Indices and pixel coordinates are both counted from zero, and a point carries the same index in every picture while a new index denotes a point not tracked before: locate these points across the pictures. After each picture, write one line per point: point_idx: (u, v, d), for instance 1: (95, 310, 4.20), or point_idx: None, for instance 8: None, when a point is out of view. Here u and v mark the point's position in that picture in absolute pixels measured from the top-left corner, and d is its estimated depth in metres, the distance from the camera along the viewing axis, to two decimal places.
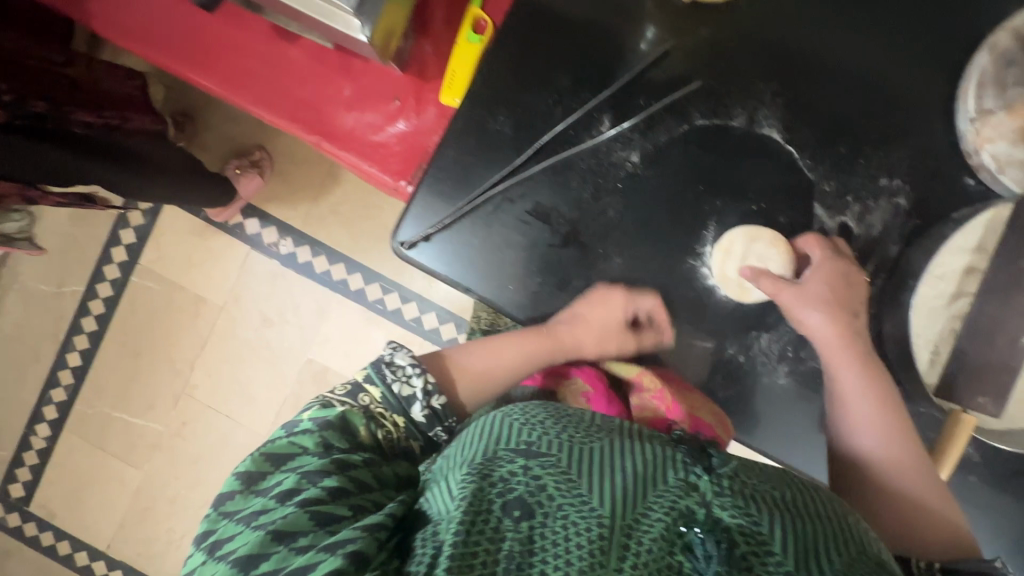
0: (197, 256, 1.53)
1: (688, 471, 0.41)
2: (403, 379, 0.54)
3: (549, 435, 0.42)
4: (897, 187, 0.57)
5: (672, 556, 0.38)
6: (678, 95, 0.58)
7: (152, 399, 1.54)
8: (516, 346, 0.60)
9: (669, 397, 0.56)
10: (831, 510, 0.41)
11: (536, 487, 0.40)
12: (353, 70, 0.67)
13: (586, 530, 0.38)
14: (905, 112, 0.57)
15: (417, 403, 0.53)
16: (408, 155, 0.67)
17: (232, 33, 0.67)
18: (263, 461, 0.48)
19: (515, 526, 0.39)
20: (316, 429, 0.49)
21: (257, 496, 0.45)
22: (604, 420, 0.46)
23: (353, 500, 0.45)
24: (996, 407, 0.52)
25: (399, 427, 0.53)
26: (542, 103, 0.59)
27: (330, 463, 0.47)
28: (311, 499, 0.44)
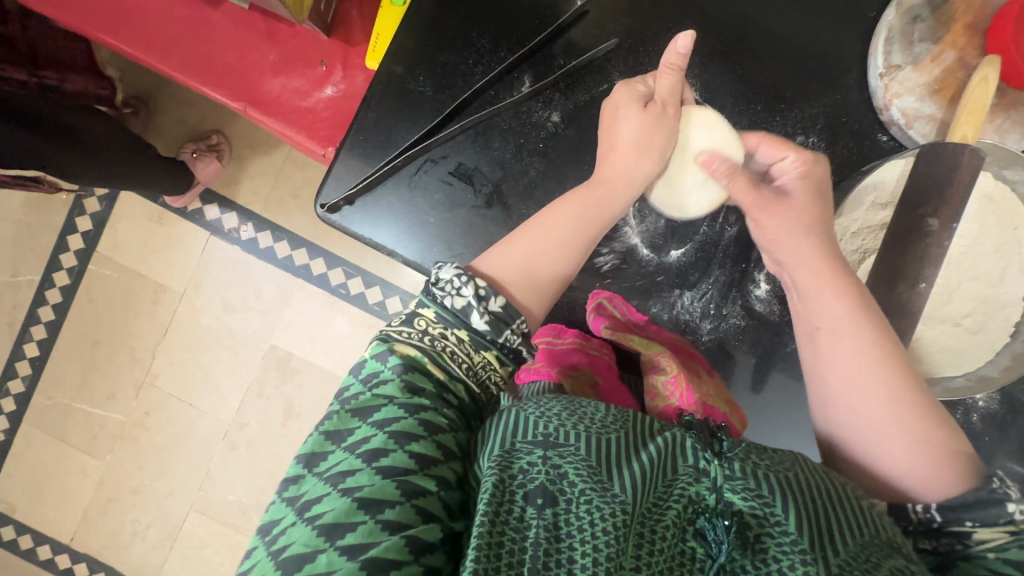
0: (157, 243, 1.51)
1: (700, 457, 0.39)
2: (454, 293, 0.48)
3: (566, 425, 0.40)
4: (813, 144, 0.58)
5: (686, 543, 0.37)
6: (596, 53, 0.59)
7: (113, 389, 1.52)
8: (563, 215, 0.53)
9: (685, 385, 0.52)
10: (844, 493, 0.39)
11: (557, 475, 0.38)
12: (278, 36, 0.66)
13: (610, 518, 0.36)
14: (820, 69, 0.58)
15: (473, 313, 0.47)
16: (335, 121, 0.67)
17: (156, 1, 0.66)
18: (348, 413, 0.44)
19: (540, 514, 0.36)
20: (396, 375, 0.44)
21: (336, 451, 0.42)
22: (618, 411, 0.44)
23: (440, 472, 0.41)
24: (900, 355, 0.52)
25: (464, 341, 0.48)
26: (463, 64, 0.59)
27: (418, 423, 0.42)
28: (398, 468, 0.40)
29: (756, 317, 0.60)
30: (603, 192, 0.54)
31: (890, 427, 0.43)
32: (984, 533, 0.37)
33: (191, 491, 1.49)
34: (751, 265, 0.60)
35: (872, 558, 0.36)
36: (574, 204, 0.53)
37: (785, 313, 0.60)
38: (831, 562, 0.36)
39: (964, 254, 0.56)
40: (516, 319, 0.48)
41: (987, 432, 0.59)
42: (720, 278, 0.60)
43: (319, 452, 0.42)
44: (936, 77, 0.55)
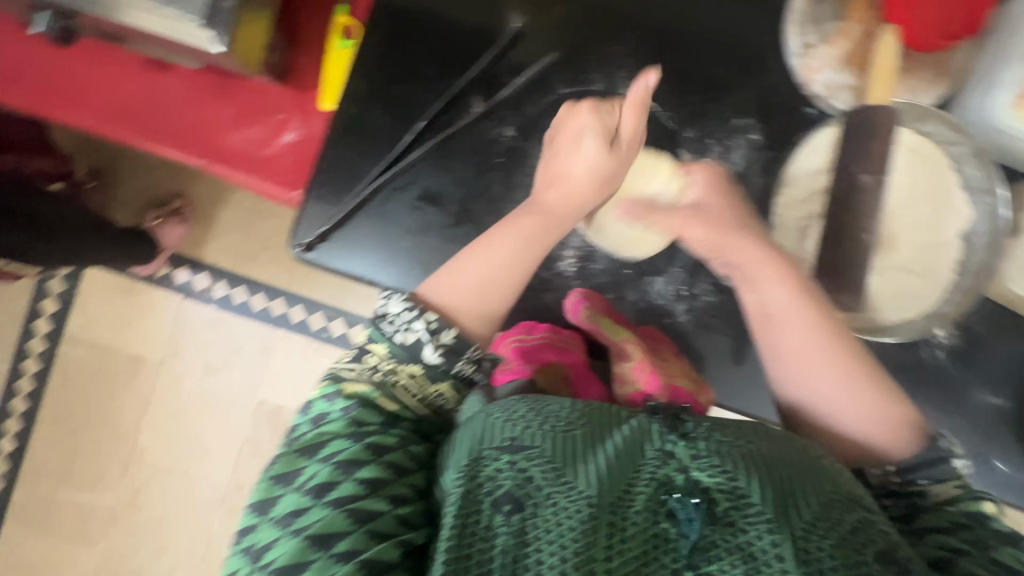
0: (128, 315, 1.48)
1: (667, 440, 0.40)
2: (404, 329, 0.51)
3: (530, 427, 0.41)
4: (750, 125, 0.63)
5: (660, 525, 0.38)
6: (538, 71, 0.62)
7: (98, 472, 1.46)
8: (510, 234, 0.56)
9: (649, 369, 0.56)
10: (804, 457, 0.41)
11: (522, 479, 0.39)
12: (232, 91, 0.68)
13: (576, 513, 0.38)
14: (745, 57, 0.63)
15: (425, 347, 0.51)
16: (298, 164, 0.68)
17: (105, 71, 0.67)
18: (296, 453, 0.45)
19: (507, 521, 0.38)
20: (344, 415, 0.46)
21: (287, 493, 0.43)
22: (584, 404, 0.44)
23: (392, 491, 0.42)
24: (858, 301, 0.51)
25: (417, 375, 0.50)
26: (414, 95, 0.62)
27: (364, 449, 0.44)
28: (347, 497, 0.41)
29: (726, 292, 0.63)
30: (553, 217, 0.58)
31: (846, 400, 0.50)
32: (938, 488, 0.44)
33: (193, 564, 1.44)
34: None
35: (834, 511, 0.39)
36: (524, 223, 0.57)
37: None
38: (796, 524, 0.38)
39: (902, 205, 0.61)
40: (467, 348, 0.52)
41: (955, 367, 0.63)
42: (688, 259, 0.63)
43: (272, 495, 0.43)
44: (849, 50, 0.59)
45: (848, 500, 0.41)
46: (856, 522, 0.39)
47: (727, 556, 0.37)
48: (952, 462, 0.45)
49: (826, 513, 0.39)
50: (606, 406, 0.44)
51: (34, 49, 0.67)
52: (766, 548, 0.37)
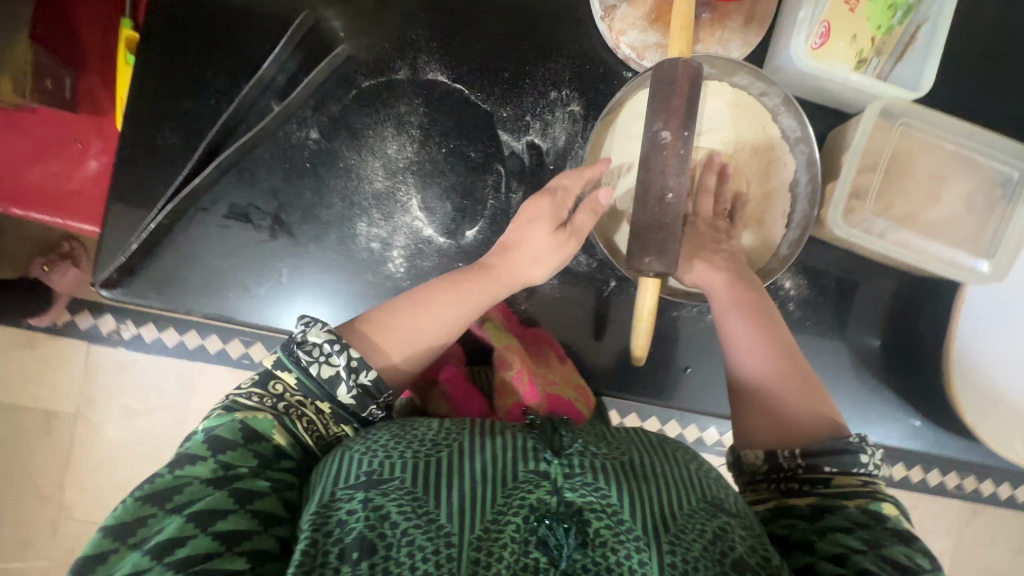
0: (33, 369, 1.41)
1: (540, 458, 0.38)
2: (321, 360, 0.45)
3: (390, 457, 0.38)
4: (567, 97, 0.60)
5: (530, 556, 0.34)
6: (333, 64, 0.58)
7: (26, 536, 1.40)
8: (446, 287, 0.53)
9: (528, 379, 0.54)
10: (682, 473, 0.39)
11: (375, 517, 0.35)
12: (20, 124, 0.63)
13: (433, 555, 0.34)
14: (554, 26, 0.60)
15: (341, 385, 0.45)
16: (105, 193, 0.63)
17: None
18: (143, 502, 0.37)
19: (355, 569, 0.33)
20: (212, 452, 0.40)
21: (132, 554, 0.35)
22: (455, 423, 0.42)
23: (253, 545, 0.36)
24: (662, 264, 0.49)
25: (325, 412, 0.46)
26: (204, 106, 0.57)
27: (228, 496, 0.38)
28: (196, 555, 0.35)
29: (566, 271, 0.61)
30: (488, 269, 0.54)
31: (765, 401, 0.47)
32: (841, 479, 0.40)
33: None
34: None
35: (702, 521, 0.37)
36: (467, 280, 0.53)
37: (592, 261, 0.61)
38: (665, 539, 0.35)
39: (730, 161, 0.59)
40: (385, 391, 0.47)
41: (806, 317, 0.63)
42: None
43: (125, 533, 0.36)
44: (651, 7, 0.57)
45: (712, 506, 0.38)
46: (718, 529, 0.37)
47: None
48: (860, 455, 0.40)
49: (695, 522, 0.37)
50: (480, 421, 0.42)
51: None
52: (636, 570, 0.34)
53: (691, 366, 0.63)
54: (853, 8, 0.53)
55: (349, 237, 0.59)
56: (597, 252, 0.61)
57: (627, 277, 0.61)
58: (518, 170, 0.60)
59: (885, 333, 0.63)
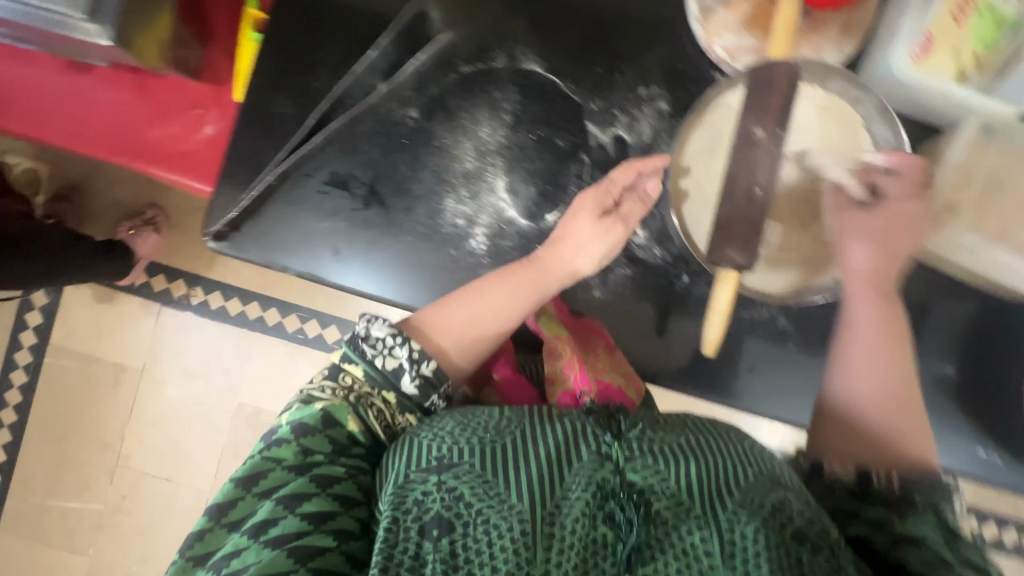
0: (109, 324, 1.51)
1: (601, 441, 0.42)
2: (387, 353, 0.51)
3: (457, 443, 0.42)
4: (656, 94, 0.62)
5: (598, 530, 0.39)
6: (438, 49, 0.62)
7: (86, 479, 1.50)
8: (507, 286, 0.56)
9: (579, 366, 0.55)
10: (736, 457, 0.42)
11: (450, 499, 0.40)
12: (149, 88, 0.69)
13: (507, 531, 0.39)
14: (649, 27, 0.62)
15: (405, 375, 0.51)
16: (218, 157, 0.69)
17: (28, 75, 0.69)
18: (237, 484, 0.44)
19: (436, 546, 0.39)
20: (294, 438, 0.45)
21: (233, 534, 0.42)
22: (516, 410, 0.47)
23: (337, 525, 0.42)
24: (743, 257, 0.51)
25: (390, 402, 0.51)
26: (318, 81, 0.62)
27: (310, 482, 0.44)
28: (290, 533, 0.41)
29: (639, 264, 0.63)
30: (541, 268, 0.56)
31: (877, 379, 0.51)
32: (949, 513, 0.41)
33: None
34: None
35: (757, 494, 0.40)
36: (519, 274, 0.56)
37: (667, 255, 0.62)
38: (722, 513, 0.39)
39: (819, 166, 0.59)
40: (444, 381, 0.52)
41: None
42: None
43: (228, 508, 0.43)
44: (749, 12, 0.58)
45: (770, 481, 0.41)
46: (779, 501, 0.40)
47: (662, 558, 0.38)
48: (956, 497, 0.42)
49: (759, 495, 0.40)
50: (538, 408, 0.47)
51: None
52: (699, 540, 0.38)
53: (756, 368, 0.62)
54: (958, 22, 0.53)
55: (436, 212, 0.62)
56: (672, 246, 0.62)
57: (701, 274, 0.62)
58: (602, 161, 0.62)
59: (965, 356, 0.62)
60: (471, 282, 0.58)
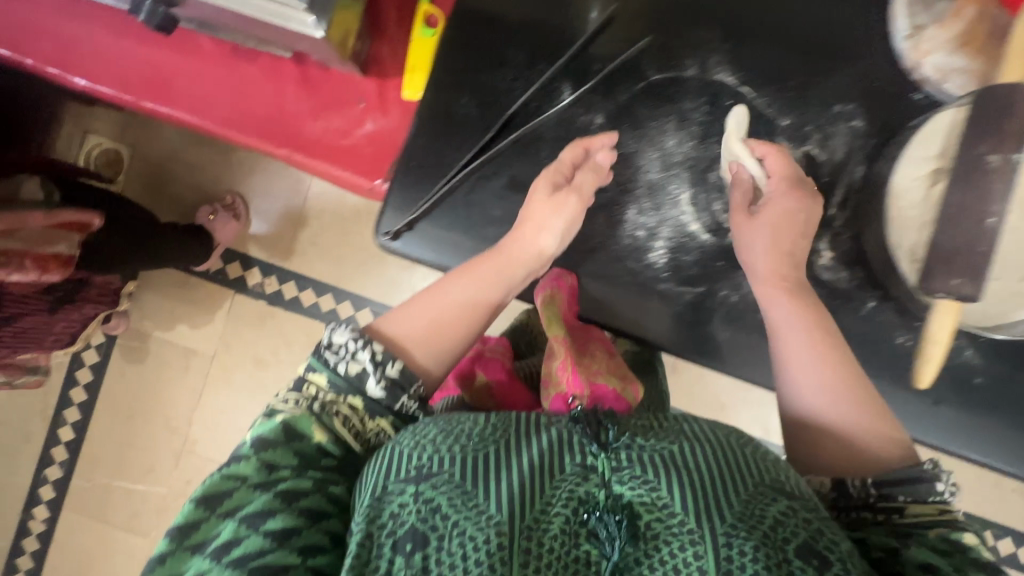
0: (182, 309, 1.51)
1: (586, 453, 0.40)
2: (348, 358, 0.49)
3: (440, 452, 0.41)
4: (852, 111, 0.60)
5: (580, 547, 0.37)
6: (629, 55, 0.60)
7: (151, 462, 1.49)
8: (465, 284, 0.54)
9: (571, 369, 0.52)
10: (739, 466, 0.41)
11: (427, 511, 0.38)
12: (312, 80, 0.68)
13: (483, 544, 0.37)
14: (846, 41, 0.60)
15: (369, 378, 0.48)
16: (379, 154, 0.68)
17: (190, 61, 0.68)
18: (201, 504, 0.42)
19: (408, 561, 0.37)
20: (255, 453, 0.44)
21: (195, 558, 0.41)
22: (499, 419, 0.45)
23: (304, 541, 0.41)
24: (973, 288, 0.49)
25: (358, 408, 0.48)
26: (502, 81, 0.61)
27: (274, 497, 0.42)
28: (252, 551, 0.40)
29: (823, 286, 0.60)
30: (505, 259, 0.55)
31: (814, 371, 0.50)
32: (916, 508, 0.42)
33: None
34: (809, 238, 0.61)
35: (760, 513, 0.39)
36: (486, 270, 0.55)
37: (852, 278, 0.60)
38: (718, 528, 0.37)
39: None
40: (413, 383, 0.49)
41: None
42: None
43: (179, 551, 0.41)
44: (963, 30, 0.55)
45: (771, 489, 0.40)
46: (778, 515, 0.39)
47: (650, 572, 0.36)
48: (936, 484, 0.42)
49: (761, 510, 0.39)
50: (527, 416, 0.45)
51: (120, 41, 0.68)
52: (691, 558, 0.37)
53: (940, 400, 0.60)
54: None
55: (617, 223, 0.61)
56: (858, 270, 0.60)
57: (887, 300, 0.60)
58: None
59: None
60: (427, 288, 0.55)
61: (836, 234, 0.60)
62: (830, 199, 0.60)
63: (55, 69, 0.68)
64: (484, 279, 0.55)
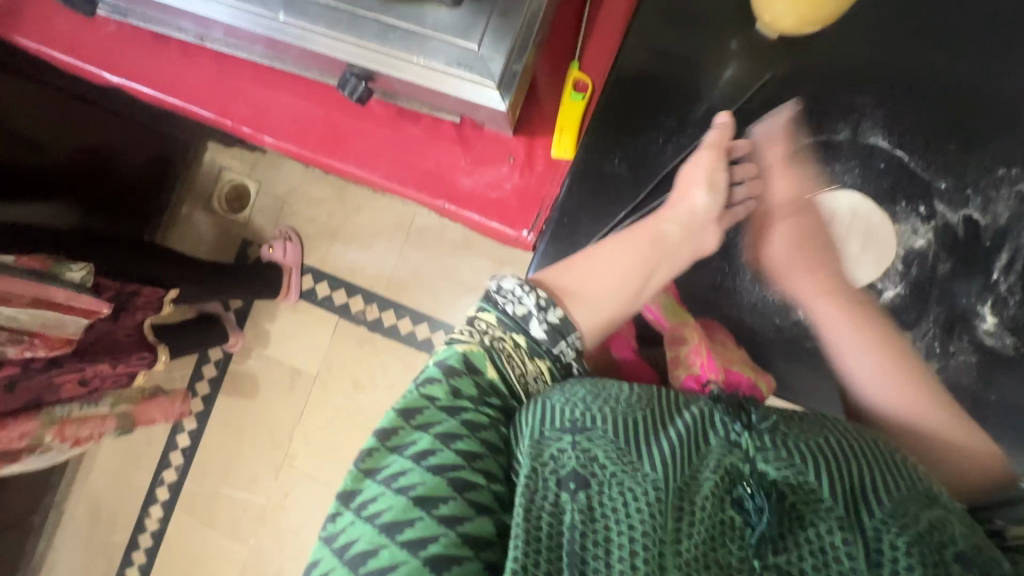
0: (291, 330, 1.64)
1: (730, 429, 0.44)
2: (515, 301, 0.53)
3: (592, 409, 0.44)
4: (1017, 175, 0.59)
5: (725, 512, 0.39)
6: (775, 121, 0.64)
7: (254, 473, 1.60)
8: (619, 250, 0.60)
9: (705, 354, 0.58)
10: (879, 459, 0.42)
11: (587, 458, 0.40)
12: (467, 138, 0.75)
13: (643, 496, 0.38)
14: (1013, 105, 0.59)
15: (534, 321, 0.53)
16: (524, 205, 0.73)
17: (361, 122, 0.77)
18: (400, 415, 0.45)
19: (573, 498, 0.39)
20: (445, 377, 0.47)
21: (393, 457, 0.43)
22: (643, 390, 0.48)
23: (486, 466, 0.43)
24: None
25: (520, 346, 0.52)
26: (653, 144, 0.67)
27: (461, 423, 0.44)
28: (448, 464, 0.42)
29: (986, 351, 0.59)
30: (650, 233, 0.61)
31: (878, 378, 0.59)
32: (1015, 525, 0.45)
33: None
34: (970, 301, 0.59)
35: (920, 514, 0.38)
36: (634, 240, 0.61)
37: (1020, 345, 0.58)
38: (866, 521, 0.38)
39: None
40: (571, 330, 0.53)
41: None
42: (937, 316, 0.60)
43: (372, 454, 0.44)
44: None
45: (925, 497, 0.40)
46: (933, 522, 0.37)
47: (793, 548, 0.37)
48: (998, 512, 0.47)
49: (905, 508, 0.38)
50: (665, 394, 0.48)
51: (303, 104, 0.79)
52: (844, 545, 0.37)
53: None
54: None
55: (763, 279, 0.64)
56: None
57: None
58: (948, 241, 0.60)
59: None
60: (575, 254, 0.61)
61: (1001, 299, 0.58)
62: (994, 263, 0.59)
63: (249, 129, 0.80)
64: (640, 249, 0.61)
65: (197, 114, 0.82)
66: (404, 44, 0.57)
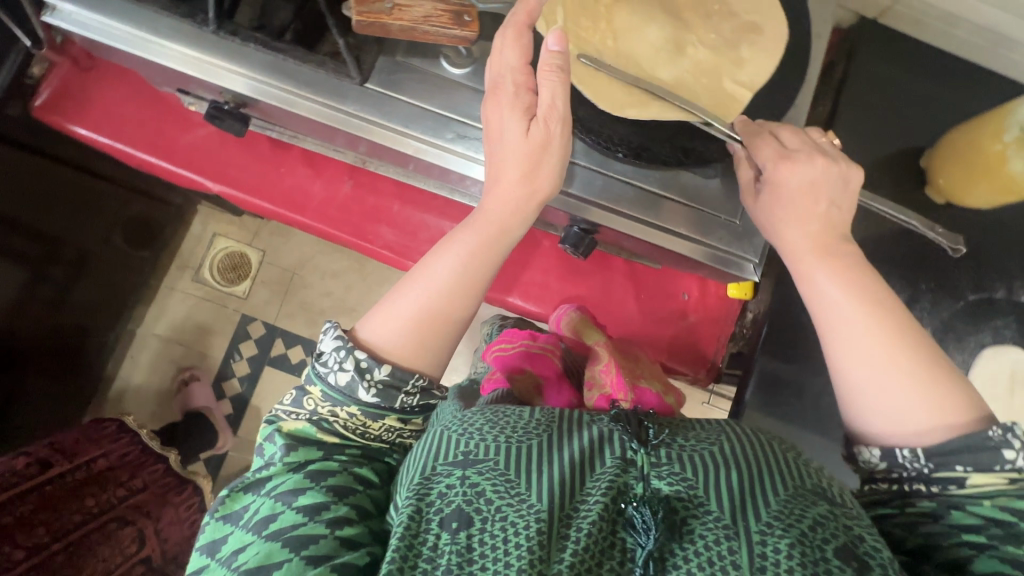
0: None
1: (627, 447, 0.41)
2: (336, 368, 0.46)
3: (486, 440, 0.41)
4: None
5: (617, 536, 0.37)
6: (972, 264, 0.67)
7: None
8: (451, 257, 0.48)
9: (616, 374, 0.65)
10: (767, 454, 0.40)
11: (472, 494, 0.39)
12: (637, 273, 0.76)
13: (524, 531, 0.37)
14: None
15: (360, 387, 0.46)
16: (698, 345, 0.76)
17: (525, 251, 0.76)
18: (237, 493, 0.46)
19: (454, 538, 0.37)
20: (281, 458, 0.45)
21: (229, 526, 0.44)
22: (546, 414, 0.45)
23: (334, 514, 0.42)
24: None
25: (355, 415, 0.46)
26: None
27: (305, 477, 0.44)
28: (288, 525, 0.41)
29: None
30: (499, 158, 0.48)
31: (894, 395, 0.40)
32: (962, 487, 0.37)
33: None
34: None
35: (796, 511, 0.37)
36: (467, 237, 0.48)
37: None
38: (753, 525, 0.36)
39: None
40: (407, 380, 0.46)
41: None
42: None
43: (218, 538, 0.44)
44: None
45: (813, 494, 0.38)
46: (818, 517, 0.36)
47: (685, 565, 0.35)
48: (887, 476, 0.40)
49: (793, 508, 0.37)
50: (569, 412, 0.45)
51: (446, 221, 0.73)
52: (727, 554, 0.35)
53: None
54: None
55: None
56: None
57: None
58: None
59: None
60: (412, 268, 0.49)
61: None
62: None
63: (393, 254, 0.73)
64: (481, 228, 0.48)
65: (326, 237, 0.74)
66: (657, 214, 0.55)
